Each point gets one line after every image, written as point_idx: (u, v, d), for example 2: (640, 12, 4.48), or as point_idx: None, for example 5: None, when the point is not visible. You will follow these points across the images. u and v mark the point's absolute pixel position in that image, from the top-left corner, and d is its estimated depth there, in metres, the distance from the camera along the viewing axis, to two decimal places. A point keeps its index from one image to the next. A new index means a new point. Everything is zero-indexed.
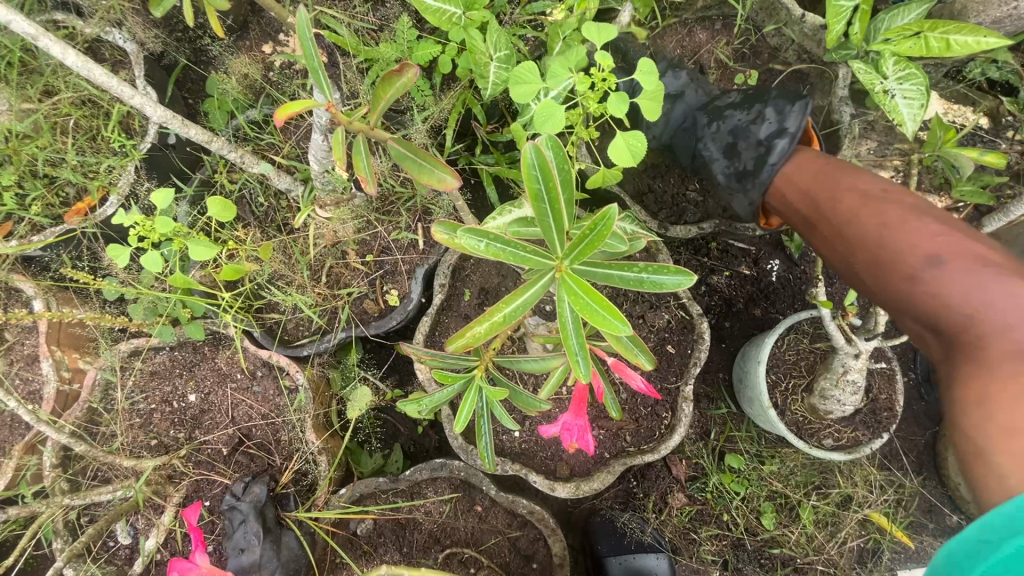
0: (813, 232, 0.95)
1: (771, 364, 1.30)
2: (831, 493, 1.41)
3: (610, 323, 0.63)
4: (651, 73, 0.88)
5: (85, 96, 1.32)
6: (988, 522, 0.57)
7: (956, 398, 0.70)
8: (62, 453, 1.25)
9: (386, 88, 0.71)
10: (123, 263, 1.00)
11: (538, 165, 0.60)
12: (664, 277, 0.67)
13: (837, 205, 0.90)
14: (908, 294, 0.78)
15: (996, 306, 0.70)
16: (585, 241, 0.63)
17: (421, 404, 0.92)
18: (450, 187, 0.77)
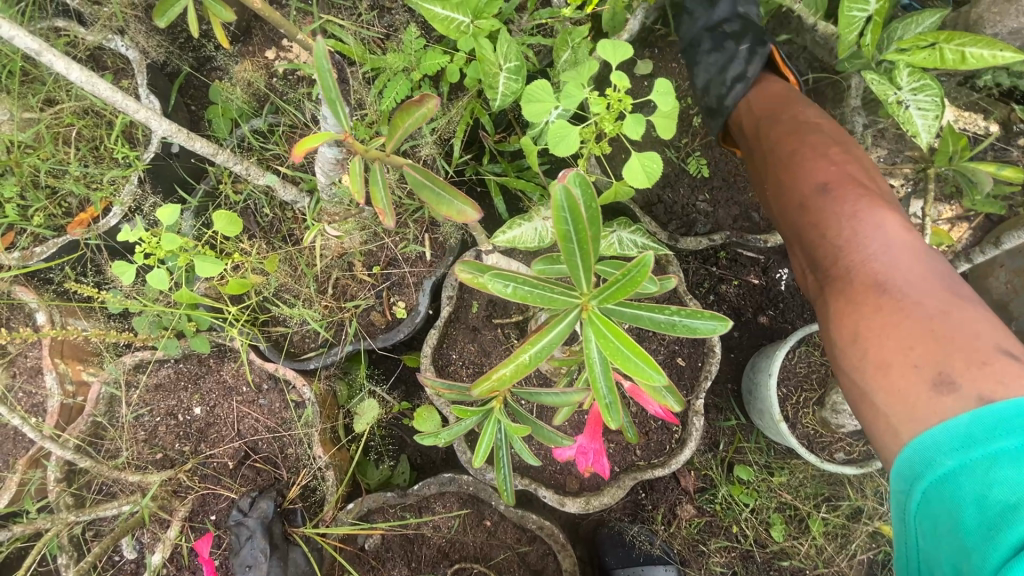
0: (753, 166, 1.04)
1: (782, 377, 1.29)
2: (842, 505, 1.40)
3: (644, 373, 0.61)
4: (667, 93, 0.85)
5: (87, 106, 1.30)
6: (905, 465, 0.64)
7: (828, 313, 0.80)
8: (66, 467, 1.24)
9: (404, 118, 0.71)
10: (129, 280, 0.99)
11: (569, 209, 0.57)
12: (698, 321, 0.64)
13: (770, 142, 0.99)
14: (801, 222, 0.88)
15: (849, 244, 0.80)
16: (617, 287, 0.61)
17: (438, 437, 0.91)
18: (471, 220, 0.77)
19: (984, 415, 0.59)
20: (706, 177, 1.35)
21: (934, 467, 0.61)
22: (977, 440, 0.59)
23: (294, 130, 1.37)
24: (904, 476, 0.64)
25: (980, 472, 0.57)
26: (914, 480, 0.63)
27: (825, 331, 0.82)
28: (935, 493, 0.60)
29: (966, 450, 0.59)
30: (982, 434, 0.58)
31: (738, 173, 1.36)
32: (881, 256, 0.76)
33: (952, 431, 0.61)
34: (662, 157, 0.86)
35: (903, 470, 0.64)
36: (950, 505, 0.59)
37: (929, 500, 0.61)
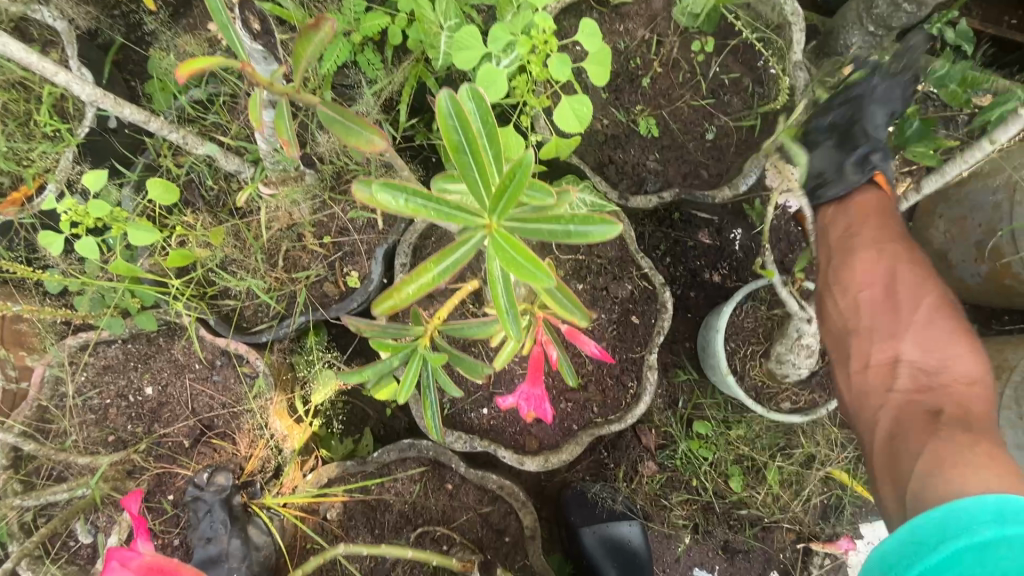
0: (906, 271, 1.06)
1: (730, 332, 1.31)
2: (795, 452, 1.45)
3: (533, 275, 0.60)
4: (594, 34, 0.86)
5: (14, 79, 1.25)
6: (915, 527, 0.74)
7: (939, 433, 0.87)
8: (13, 453, 1.21)
9: (304, 46, 0.69)
10: (56, 251, 0.95)
11: (454, 117, 0.58)
12: (590, 228, 0.64)
13: (890, 243, 1.09)
14: (943, 341, 1.01)
15: (957, 362, 1.00)
16: (506, 193, 0.60)
17: (362, 375, 0.91)
18: (381, 150, 0.72)
19: (1014, 501, 0.70)
20: (656, 137, 1.37)
21: (970, 534, 0.69)
22: (1008, 518, 0.69)
23: (236, 99, 1.31)
24: (916, 539, 0.73)
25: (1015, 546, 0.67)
26: (945, 540, 0.70)
27: (924, 434, 0.89)
28: (966, 556, 0.68)
29: (1002, 524, 0.68)
30: (1010, 513, 0.69)
31: (687, 132, 1.37)
32: (981, 380, 0.99)
33: (984, 504, 0.71)
34: (592, 101, 0.86)
35: (925, 526, 0.73)
36: (978, 568, 0.67)
37: (955, 562, 0.69)
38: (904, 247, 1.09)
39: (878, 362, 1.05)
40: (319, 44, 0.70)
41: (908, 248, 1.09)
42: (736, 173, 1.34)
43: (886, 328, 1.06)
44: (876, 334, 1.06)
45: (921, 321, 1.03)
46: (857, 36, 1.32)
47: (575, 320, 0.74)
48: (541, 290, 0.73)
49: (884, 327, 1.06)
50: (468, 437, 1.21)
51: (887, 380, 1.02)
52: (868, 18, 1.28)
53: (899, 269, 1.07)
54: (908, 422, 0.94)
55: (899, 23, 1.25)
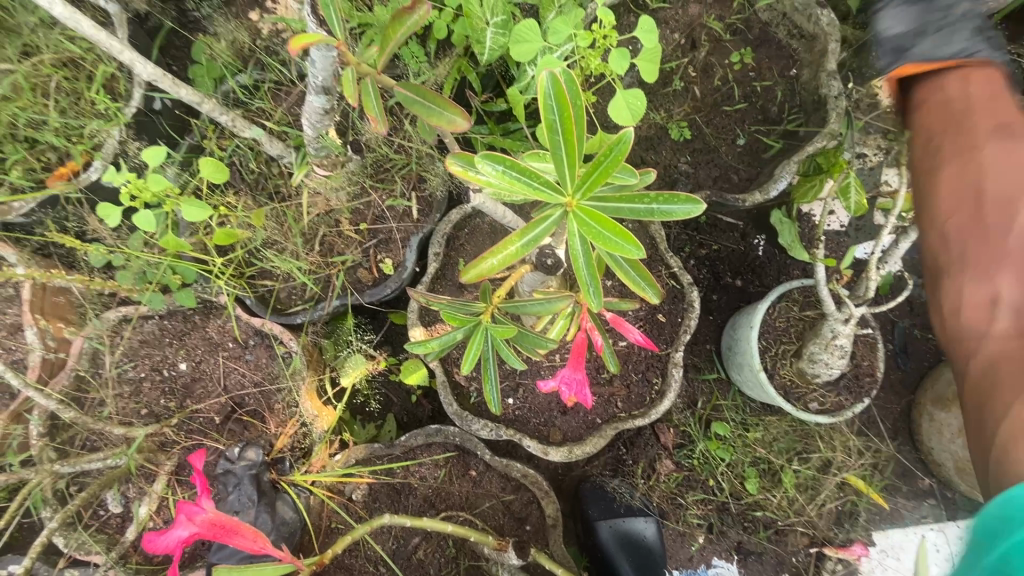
0: (1004, 151, 0.67)
1: (762, 330, 1.34)
2: (812, 457, 1.46)
3: (624, 249, 0.61)
4: (651, 31, 0.88)
5: (68, 57, 1.28)
6: (1012, 497, 0.51)
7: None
8: (49, 421, 1.23)
9: (396, 28, 0.69)
10: (113, 223, 1.00)
11: (554, 94, 0.57)
12: (673, 207, 0.64)
13: (988, 123, 0.69)
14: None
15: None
16: (598, 170, 0.61)
17: (428, 346, 0.91)
18: (461, 131, 0.73)
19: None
20: (688, 140, 1.41)
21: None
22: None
23: (280, 87, 1.36)
24: (1009, 513, 0.50)
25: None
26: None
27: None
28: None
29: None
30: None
31: (718, 136, 1.41)
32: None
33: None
34: (646, 94, 0.88)
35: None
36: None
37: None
38: (1002, 124, 0.68)
39: (972, 304, 0.66)
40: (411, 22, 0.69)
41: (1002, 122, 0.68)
42: (766, 179, 1.36)
43: (977, 254, 0.66)
44: (969, 264, 0.67)
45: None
46: None
47: (642, 294, 0.80)
48: (613, 266, 0.79)
49: (970, 256, 0.67)
50: (495, 426, 1.23)
51: (986, 324, 0.66)
52: None
53: (983, 156, 0.67)
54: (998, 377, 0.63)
55: None
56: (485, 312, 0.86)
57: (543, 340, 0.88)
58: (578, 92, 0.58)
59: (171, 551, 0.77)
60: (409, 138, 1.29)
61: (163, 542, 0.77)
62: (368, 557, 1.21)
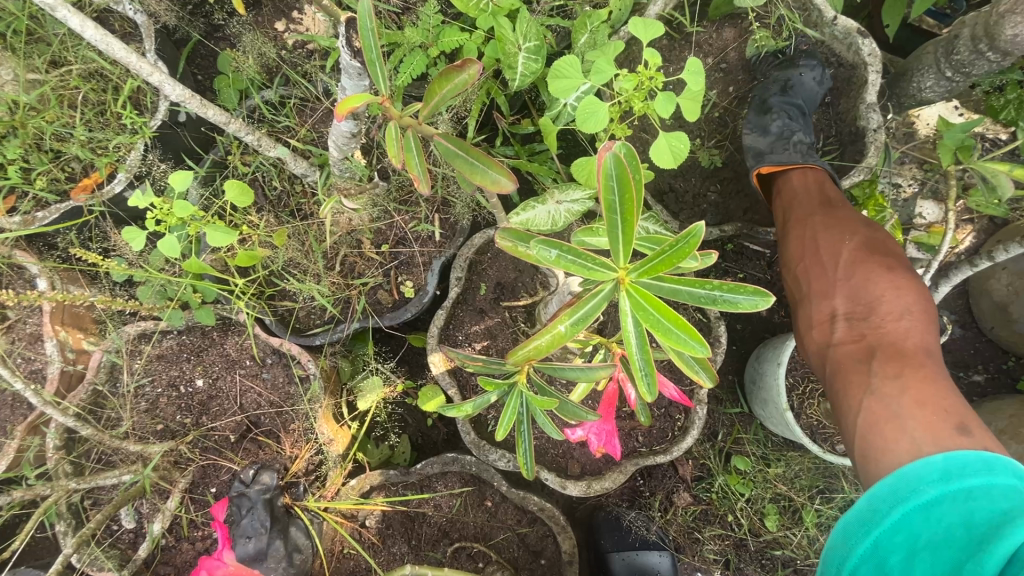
0: (825, 219, 1.10)
1: (789, 367, 1.31)
2: (835, 497, 1.42)
3: (685, 343, 0.58)
4: (698, 73, 0.84)
5: (95, 69, 1.28)
6: (874, 493, 0.72)
7: (872, 366, 0.88)
8: (66, 435, 1.23)
9: (442, 83, 0.64)
10: (138, 246, 0.98)
11: (618, 177, 0.54)
12: (737, 296, 0.60)
13: (816, 206, 1.15)
14: (873, 284, 0.98)
15: (885, 301, 0.95)
16: (660, 257, 0.57)
17: (461, 409, 0.89)
18: (506, 192, 0.68)
19: (958, 457, 0.68)
20: (718, 168, 1.38)
21: (918, 494, 0.68)
22: (954, 475, 0.67)
23: (305, 103, 1.34)
24: (874, 505, 0.71)
25: (959, 501, 0.66)
26: (895, 504, 0.69)
27: (863, 376, 0.88)
28: (917, 517, 0.67)
29: (945, 482, 0.67)
30: (955, 471, 0.67)
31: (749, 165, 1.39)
32: (914, 313, 0.92)
33: (932, 466, 0.69)
34: (688, 138, 0.86)
35: (883, 492, 0.71)
36: (925, 528, 0.66)
37: (906, 525, 0.68)
38: (826, 205, 1.14)
39: (819, 320, 1.03)
40: (458, 80, 0.66)
41: (825, 203, 1.15)
42: None
43: (816, 288, 1.05)
44: (814, 295, 1.05)
45: (846, 269, 1.02)
46: (932, 81, 1.31)
47: (698, 380, 0.77)
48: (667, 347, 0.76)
49: (813, 289, 1.06)
50: (512, 457, 1.21)
51: (830, 333, 1.00)
52: (946, 64, 1.27)
53: (818, 224, 1.10)
54: (841, 364, 0.93)
55: (979, 71, 1.24)
56: (519, 373, 0.82)
57: (581, 410, 0.79)
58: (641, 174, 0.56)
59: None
60: (435, 160, 1.27)
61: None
62: None
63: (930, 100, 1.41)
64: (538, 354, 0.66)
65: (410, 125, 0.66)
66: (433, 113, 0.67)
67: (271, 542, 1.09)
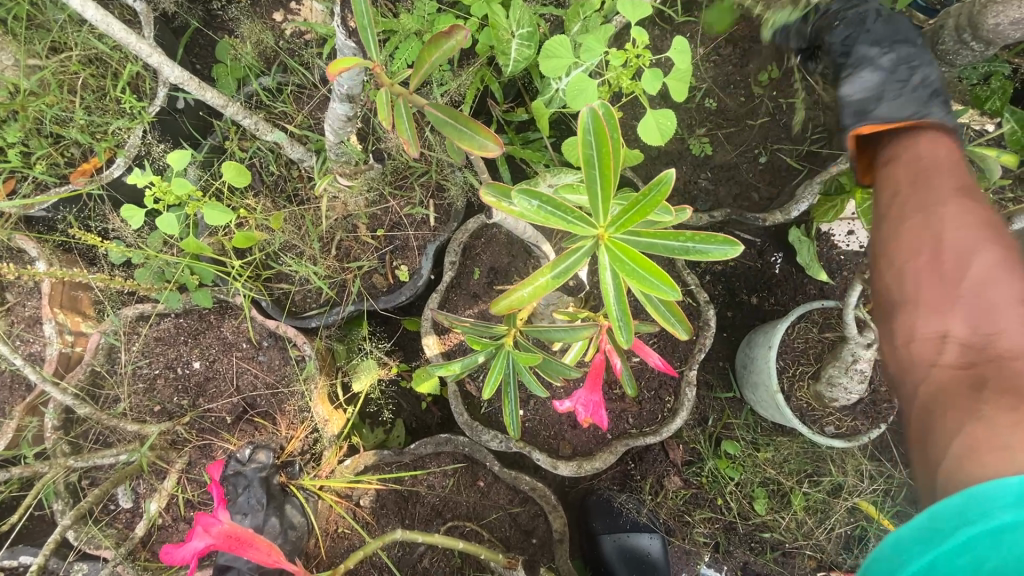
0: (959, 208, 0.71)
1: (780, 350, 1.33)
2: (823, 480, 1.44)
3: (658, 288, 0.60)
4: (684, 52, 0.87)
5: (94, 55, 1.30)
6: (938, 512, 0.53)
7: (984, 398, 0.62)
8: (64, 415, 1.25)
9: (432, 51, 0.68)
10: (137, 225, 1.01)
11: (594, 130, 0.57)
12: (709, 247, 0.63)
13: (952, 184, 0.72)
14: (1005, 308, 0.66)
15: (1010, 332, 0.65)
16: (635, 208, 0.60)
17: (450, 368, 0.94)
18: (493, 156, 0.72)
19: None
20: (708, 156, 1.41)
21: (989, 519, 0.51)
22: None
23: (302, 90, 1.36)
24: (935, 524, 0.53)
25: None
26: (959, 525, 0.52)
27: (963, 406, 0.62)
28: (983, 543, 0.50)
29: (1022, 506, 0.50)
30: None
31: (739, 153, 1.41)
32: None
33: (1008, 485, 0.51)
34: (675, 116, 0.88)
35: (949, 510, 0.53)
36: (994, 556, 0.50)
37: (969, 549, 0.51)
38: (964, 189, 0.72)
39: (923, 338, 0.70)
40: (446, 47, 0.69)
41: (958, 186, 0.72)
42: (787, 199, 1.35)
43: (931, 295, 0.70)
44: (925, 303, 0.70)
45: (977, 282, 0.68)
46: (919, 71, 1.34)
47: (674, 332, 0.80)
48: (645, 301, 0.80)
49: (922, 293, 0.71)
50: (504, 437, 1.22)
51: (936, 356, 0.68)
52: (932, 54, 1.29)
53: (947, 212, 0.71)
54: (941, 401, 0.65)
55: (963, 61, 1.27)
56: (507, 334, 0.88)
57: (564, 368, 0.88)
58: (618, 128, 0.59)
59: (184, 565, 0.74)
60: (430, 146, 1.29)
61: (177, 555, 0.74)
62: (372, 564, 1.21)
63: None
64: (520, 305, 0.70)
65: (401, 92, 0.69)
66: (423, 80, 0.70)
67: (262, 519, 1.11)
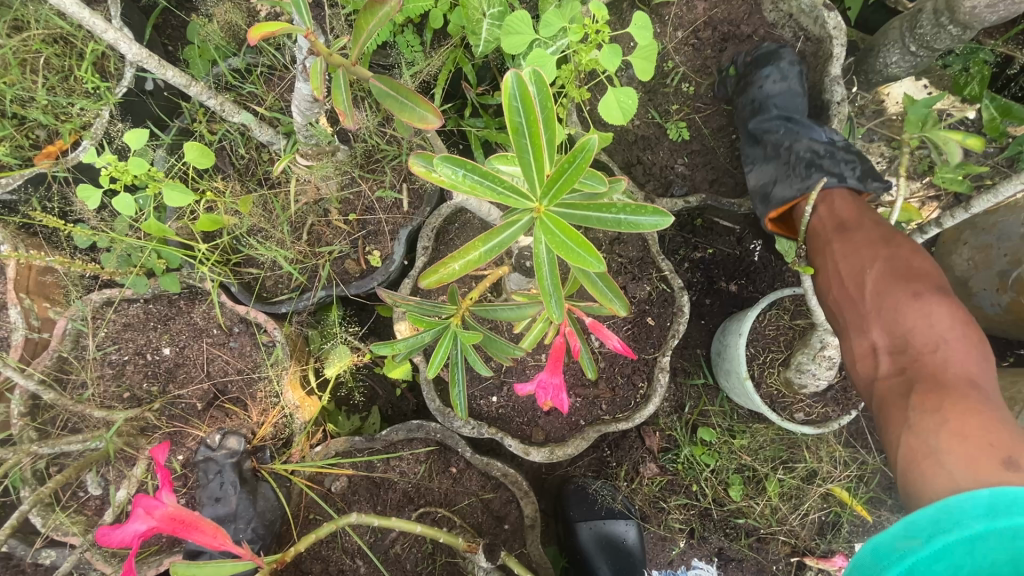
0: (843, 245, 0.96)
1: (751, 337, 1.33)
2: (797, 467, 1.45)
3: (584, 260, 0.60)
4: (645, 28, 0.86)
5: (58, 34, 1.27)
6: (913, 520, 0.61)
7: (908, 400, 0.77)
8: (30, 401, 1.23)
9: (368, 19, 0.66)
10: (93, 205, 0.98)
11: (520, 96, 0.56)
12: (641, 219, 0.63)
13: (831, 228, 1.01)
14: (903, 312, 0.84)
15: (918, 327, 0.82)
16: (562, 177, 0.59)
17: (396, 347, 0.92)
18: (433, 129, 0.71)
19: (1008, 493, 0.58)
20: (685, 141, 1.39)
21: (961, 527, 0.58)
22: (1000, 511, 0.57)
23: (273, 72, 1.34)
24: (911, 531, 0.60)
25: (1004, 539, 0.55)
26: (935, 533, 0.59)
27: (898, 411, 0.77)
28: (957, 549, 0.57)
29: (991, 517, 0.57)
30: (1002, 506, 0.57)
31: (718, 138, 1.40)
32: (953, 339, 0.79)
33: (976, 499, 0.59)
34: (636, 93, 0.88)
35: (923, 519, 0.60)
36: (969, 562, 0.56)
37: (947, 555, 0.58)
38: (841, 226, 1.00)
39: (863, 356, 0.90)
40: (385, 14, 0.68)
41: (840, 223, 1.01)
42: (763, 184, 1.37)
43: (851, 320, 0.92)
44: (851, 326, 0.92)
45: (873, 296, 0.89)
46: (897, 56, 1.32)
47: (611, 307, 0.79)
48: (584, 277, 0.78)
49: (848, 320, 0.93)
50: (476, 423, 1.22)
51: (874, 367, 0.87)
52: (910, 38, 1.28)
53: (835, 249, 0.97)
54: (882, 405, 0.82)
55: (941, 46, 1.25)
56: (455, 314, 0.86)
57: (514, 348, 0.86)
58: (546, 95, 0.57)
59: (128, 545, 0.74)
60: (401, 129, 1.27)
61: (119, 535, 0.73)
62: (345, 550, 1.21)
63: (896, 76, 1.42)
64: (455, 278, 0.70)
65: (339, 63, 0.68)
66: (362, 50, 0.69)
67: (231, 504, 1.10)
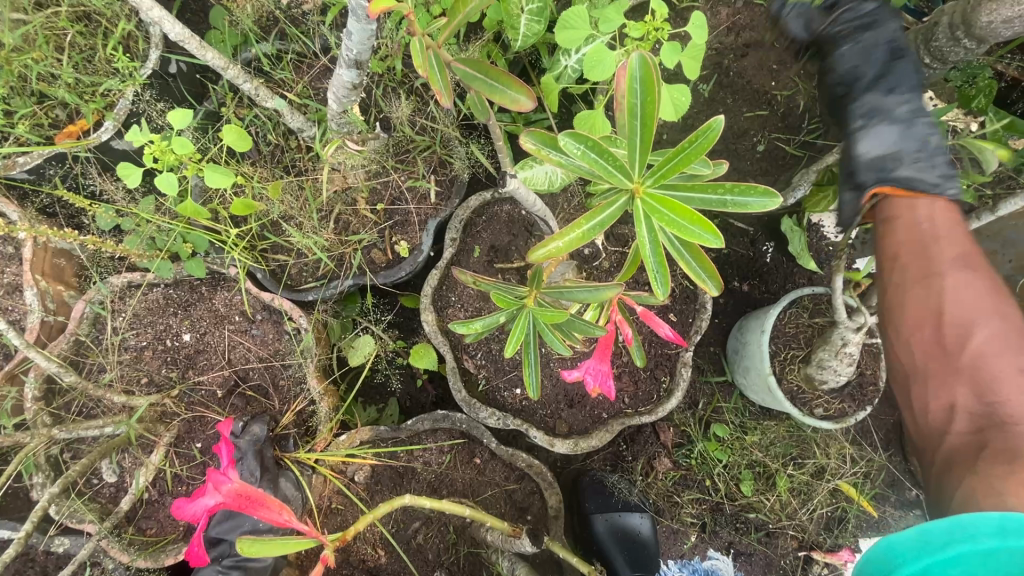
0: (954, 286, 0.91)
1: (772, 334, 1.37)
2: (807, 463, 1.49)
3: (702, 238, 0.64)
4: (702, 26, 0.89)
5: (84, 11, 1.24)
6: (926, 528, 0.65)
7: (979, 462, 0.80)
8: (45, 385, 1.20)
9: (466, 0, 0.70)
10: (133, 182, 1.03)
11: (643, 79, 0.59)
12: (747, 199, 0.66)
13: (949, 255, 0.93)
14: (1004, 377, 0.85)
15: (1012, 396, 0.84)
16: (680, 157, 0.64)
17: (470, 326, 0.93)
18: (526, 110, 0.75)
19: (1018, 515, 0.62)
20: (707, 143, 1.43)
21: (974, 541, 0.62)
22: (1012, 531, 0.61)
23: (303, 59, 1.33)
24: (925, 537, 0.64)
25: (1016, 555, 0.60)
26: (949, 541, 0.63)
27: (964, 469, 0.81)
28: (972, 560, 0.61)
29: (1003, 536, 0.61)
30: (1013, 526, 0.61)
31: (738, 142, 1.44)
32: None
33: (988, 519, 0.63)
34: (688, 91, 0.92)
35: (938, 529, 0.64)
36: (981, 570, 0.61)
37: (957, 562, 0.62)
38: (961, 260, 0.93)
39: (936, 406, 0.91)
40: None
41: (956, 257, 0.93)
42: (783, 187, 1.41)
43: (936, 370, 0.91)
44: (930, 376, 0.92)
45: (975, 350, 0.88)
46: (913, 68, 1.38)
47: (704, 287, 0.78)
48: (674, 254, 0.77)
49: (931, 370, 0.92)
50: (502, 415, 1.23)
51: (947, 423, 0.89)
52: (925, 50, 1.33)
53: (942, 286, 0.92)
54: (953, 460, 0.85)
55: (955, 58, 1.30)
56: (528, 296, 0.88)
57: (590, 326, 0.86)
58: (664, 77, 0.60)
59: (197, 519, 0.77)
60: (434, 120, 1.27)
61: (189, 509, 0.77)
62: (367, 540, 1.21)
63: None
64: (558, 254, 0.72)
65: (434, 43, 0.69)
66: (455, 30, 0.72)
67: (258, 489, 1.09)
